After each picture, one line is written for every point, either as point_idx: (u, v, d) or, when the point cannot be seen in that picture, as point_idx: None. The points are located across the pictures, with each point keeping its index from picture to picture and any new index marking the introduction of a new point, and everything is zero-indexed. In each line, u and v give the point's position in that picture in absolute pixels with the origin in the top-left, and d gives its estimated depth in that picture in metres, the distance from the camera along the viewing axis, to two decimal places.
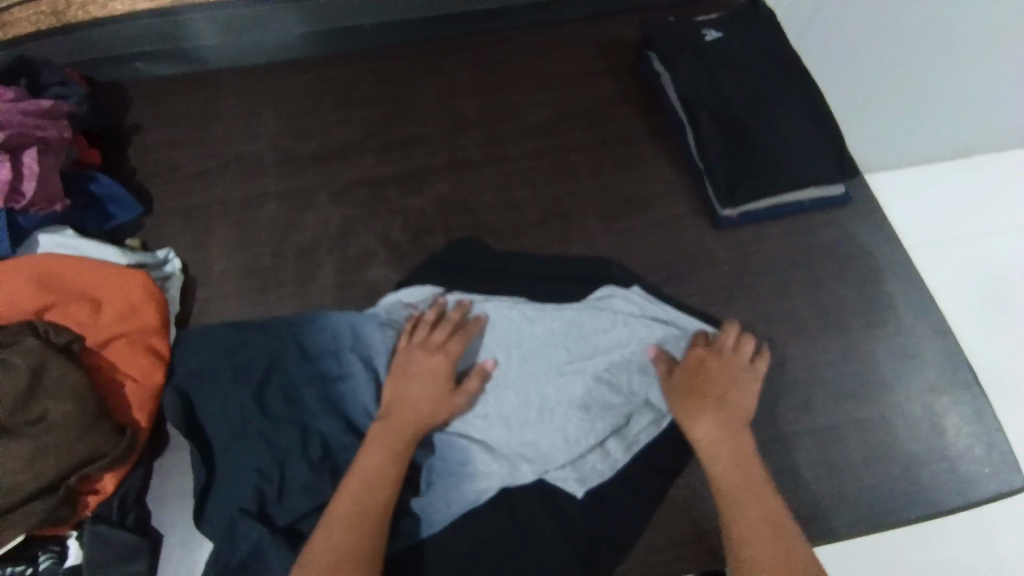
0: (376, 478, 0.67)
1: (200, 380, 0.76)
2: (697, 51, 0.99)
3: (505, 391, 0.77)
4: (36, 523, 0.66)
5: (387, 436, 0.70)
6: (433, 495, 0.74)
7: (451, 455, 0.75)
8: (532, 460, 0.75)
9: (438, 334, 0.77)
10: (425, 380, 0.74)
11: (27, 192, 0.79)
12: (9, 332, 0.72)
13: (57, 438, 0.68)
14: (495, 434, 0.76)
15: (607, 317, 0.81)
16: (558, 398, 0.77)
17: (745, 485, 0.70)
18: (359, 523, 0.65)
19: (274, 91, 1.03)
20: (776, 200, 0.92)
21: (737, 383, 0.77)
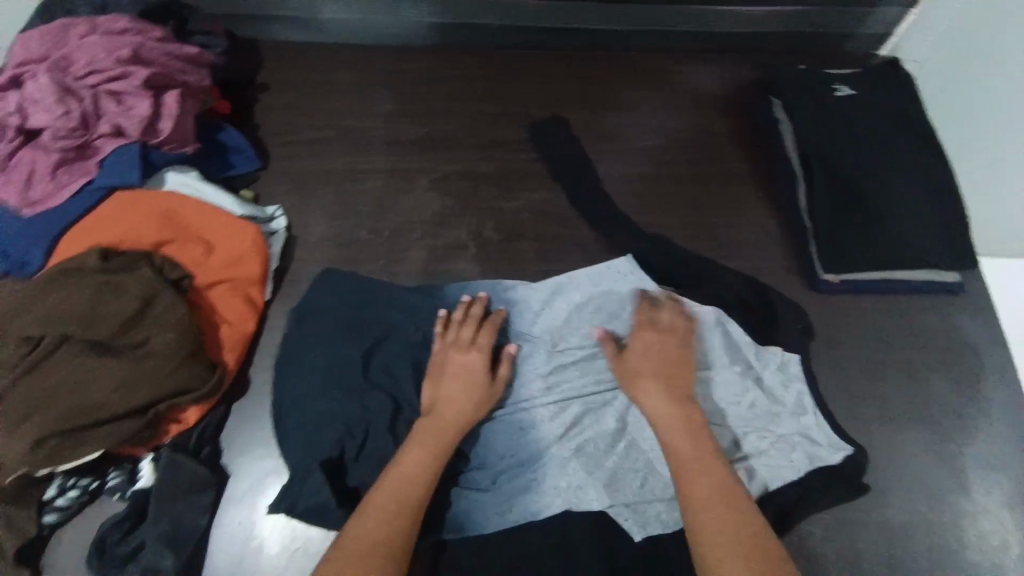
0: (418, 476, 0.67)
1: (322, 325, 0.82)
2: (828, 105, 0.96)
3: (603, 415, 0.80)
4: (119, 440, 0.70)
5: (430, 434, 0.71)
6: (494, 497, 0.77)
7: (523, 467, 0.79)
8: (601, 490, 0.77)
9: (466, 331, 0.79)
10: (456, 366, 0.77)
11: (165, 131, 0.83)
12: (126, 258, 0.76)
13: (154, 365, 0.72)
14: (576, 451, 0.79)
15: (728, 356, 0.82)
16: (653, 442, 0.79)
17: (707, 489, 0.65)
18: (394, 521, 0.63)
19: (394, 73, 1.06)
20: (880, 274, 0.88)
21: (664, 367, 0.76)
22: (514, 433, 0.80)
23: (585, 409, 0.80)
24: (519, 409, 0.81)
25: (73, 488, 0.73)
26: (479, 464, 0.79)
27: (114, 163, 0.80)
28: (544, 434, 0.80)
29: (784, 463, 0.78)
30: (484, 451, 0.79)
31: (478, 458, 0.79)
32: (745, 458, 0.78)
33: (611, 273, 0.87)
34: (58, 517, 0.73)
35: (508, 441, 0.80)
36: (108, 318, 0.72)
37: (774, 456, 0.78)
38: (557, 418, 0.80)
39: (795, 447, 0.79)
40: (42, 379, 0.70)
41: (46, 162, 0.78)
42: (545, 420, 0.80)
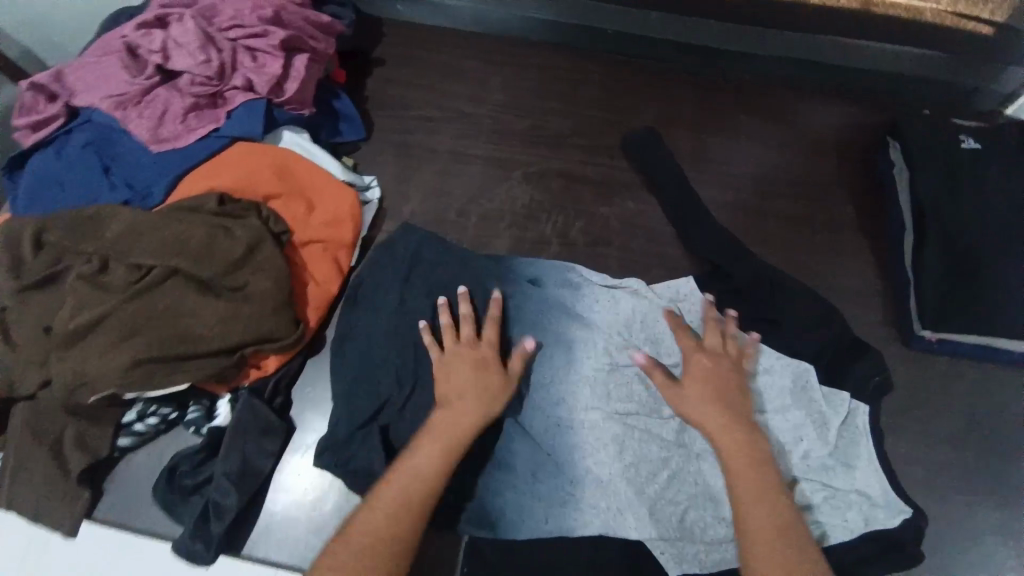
0: (427, 475, 0.63)
1: (389, 291, 0.82)
2: (950, 157, 0.91)
3: (649, 438, 0.78)
4: (205, 376, 0.72)
5: (442, 432, 0.67)
6: (527, 507, 0.76)
7: (559, 477, 0.77)
8: (639, 519, 0.74)
9: (467, 329, 0.77)
10: (468, 361, 0.74)
11: (289, 91, 0.86)
12: (238, 206, 0.80)
13: (249, 310, 0.75)
14: (618, 471, 0.76)
15: (787, 397, 0.79)
16: (694, 478, 0.77)
17: (770, 527, 0.61)
18: (406, 518, 0.60)
19: (506, 65, 1.07)
20: (980, 340, 0.83)
21: (725, 386, 0.73)
22: (555, 440, 0.78)
23: (633, 428, 0.78)
24: (565, 413, 0.79)
25: (153, 415, 0.77)
26: (515, 464, 0.78)
27: (241, 116, 0.84)
28: (586, 449, 0.77)
29: (835, 520, 0.74)
30: (524, 450, 0.78)
31: (516, 458, 0.78)
32: None
33: (674, 290, 0.86)
34: (132, 441, 0.78)
35: (548, 445, 0.78)
36: (214, 258, 0.75)
37: (826, 515, 0.74)
38: (601, 433, 0.78)
39: (852, 510, 0.75)
40: (147, 305, 0.73)
41: (179, 105, 0.83)
42: (592, 432, 0.78)
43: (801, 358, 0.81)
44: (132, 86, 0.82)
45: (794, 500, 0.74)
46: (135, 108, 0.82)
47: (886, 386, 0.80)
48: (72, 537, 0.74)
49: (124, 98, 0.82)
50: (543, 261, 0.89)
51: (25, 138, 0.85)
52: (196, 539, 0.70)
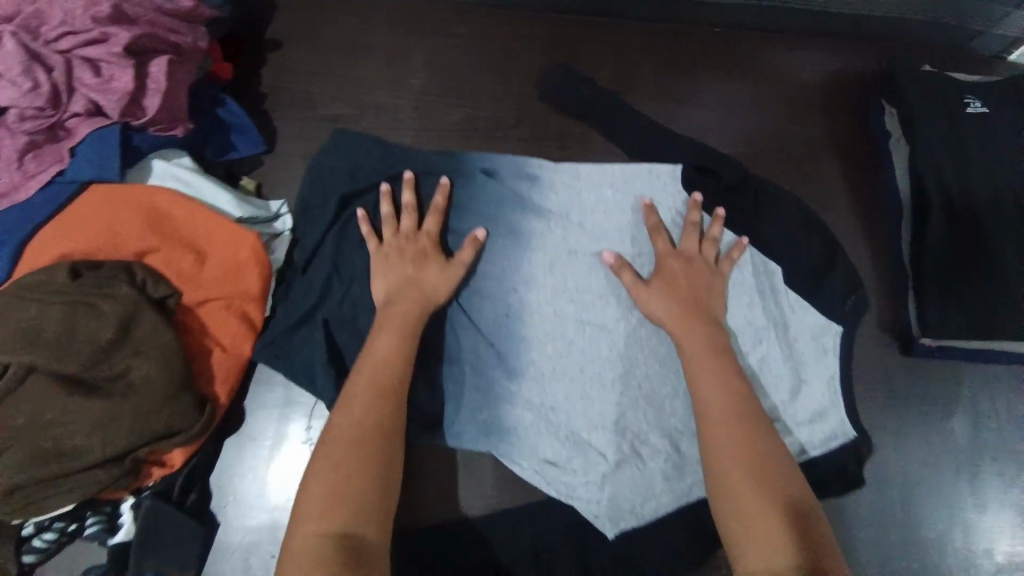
0: (390, 364, 0.61)
1: (328, 191, 0.74)
2: (954, 124, 0.79)
3: (601, 334, 0.71)
4: (95, 490, 0.60)
5: (397, 315, 0.64)
6: (456, 407, 0.71)
7: (495, 375, 0.71)
8: (572, 421, 0.70)
9: (406, 223, 0.70)
10: (409, 257, 0.68)
11: (150, 110, 0.68)
12: (101, 272, 0.64)
13: (136, 404, 0.62)
14: (561, 369, 0.71)
15: (756, 295, 0.72)
16: (642, 384, 0.71)
17: (724, 409, 0.59)
18: (379, 402, 0.59)
19: (429, 35, 0.88)
20: (987, 343, 0.74)
21: (698, 290, 0.68)
22: (499, 332, 0.71)
23: (584, 326, 0.72)
24: (513, 307, 0.72)
25: (47, 531, 0.63)
26: (452, 356, 0.71)
27: (90, 151, 0.66)
28: (531, 342, 0.71)
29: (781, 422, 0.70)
30: (464, 345, 0.71)
31: (453, 357, 0.71)
32: None
33: (653, 178, 0.75)
34: (37, 556, 0.65)
35: (490, 338, 0.71)
36: (81, 348, 0.61)
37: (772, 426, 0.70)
38: (550, 326, 0.72)
39: (798, 416, 0.71)
40: (6, 421, 0.59)
41: (9, 147, 0.64)
42: (542, 329, 0.72)
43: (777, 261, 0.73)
44: None
45: None
46: None
47: (865, 306, 0.74)
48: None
49: None
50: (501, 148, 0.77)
51: None
52: None
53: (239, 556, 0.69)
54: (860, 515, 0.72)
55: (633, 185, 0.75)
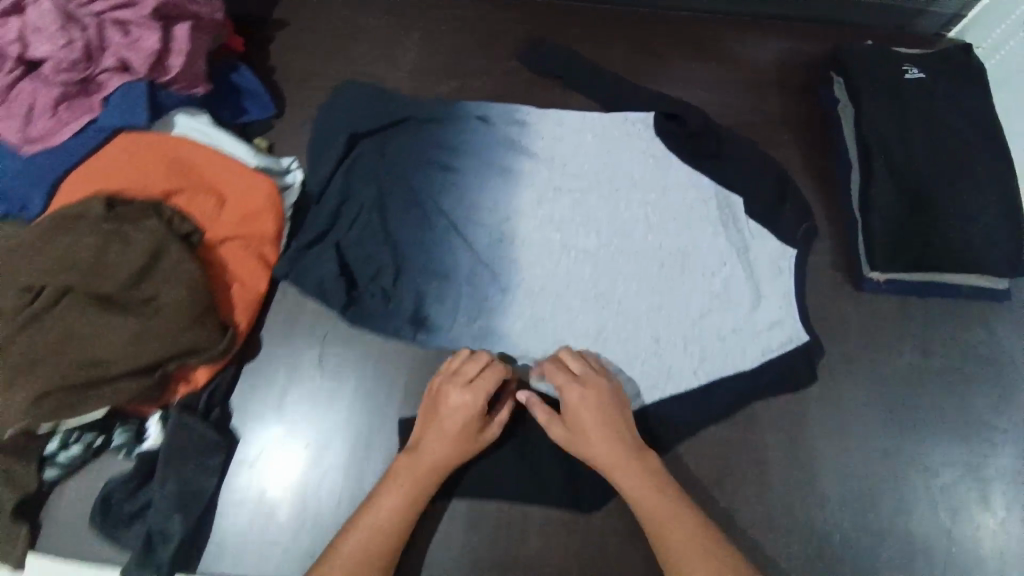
0: (462, 433, 0.70)
1: (342, 132, 0.86)
2: (893, 88, 0.88)
3: (584, 257, 0.84)
4: (127, 400, 0.67)
5: (408, 479, 0.68)
6: (457, 317, 0.81)
7: (490, 289, 0.82)
8: (559, 327, 0.81)
9: (469, 366, 0.73)
10: (453, 405, 0.71)
11: (174, 68, 0.75)
12: (132, 207, 0.71)
13: (163, 322, 0.68)
14: (548, 284, 0.83)
15: (716, 224, 0.85)
16: (621, 298, 0.82)
17: (669, 512, 0.66)
18: (421, 480, 0.68)
19: (424, 19, 0.98)
20: (928, 275, 0.83)
21: (604, 406, 0.72)
22: (494, 252, 0.84)
23: (569, 250, 0.85)
24: (508, 232, 0.85)
25: (77, 442, 0.71)
26: (453, 272, 0.82)
27: (120, 102, 0.73)
28: (522, 262, 0.84)
29: (743, 329, 0.81)
30: (462, 265, 0.83)
31: (453, 274, 0.82)
32: (703, 331, 0.80)
33: (629, 125, 0.90)
34: (58, 473, 0.72)
35: (488, 259, 0.84)
36: (115, 271, 0.68)
37: (734, 333, 0.80)
38: (540, 248, 0.84)
39: (760, 325, 0.81)
40: (43, 332, 0.65)
41: (47, 96, 0.71)
42: (530, 251, 0.84)
43: (731, 194, 0.87)
44: None
45: (700, 306, 0.81)
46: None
47: (811, 233, 0.86)
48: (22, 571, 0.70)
49: None
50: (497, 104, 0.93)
51: None
52: (144, 568, 0.66)
53: (257, 468, 0.74)
54: (822, 433, 0.79)
55: (608, 133, 0.90)
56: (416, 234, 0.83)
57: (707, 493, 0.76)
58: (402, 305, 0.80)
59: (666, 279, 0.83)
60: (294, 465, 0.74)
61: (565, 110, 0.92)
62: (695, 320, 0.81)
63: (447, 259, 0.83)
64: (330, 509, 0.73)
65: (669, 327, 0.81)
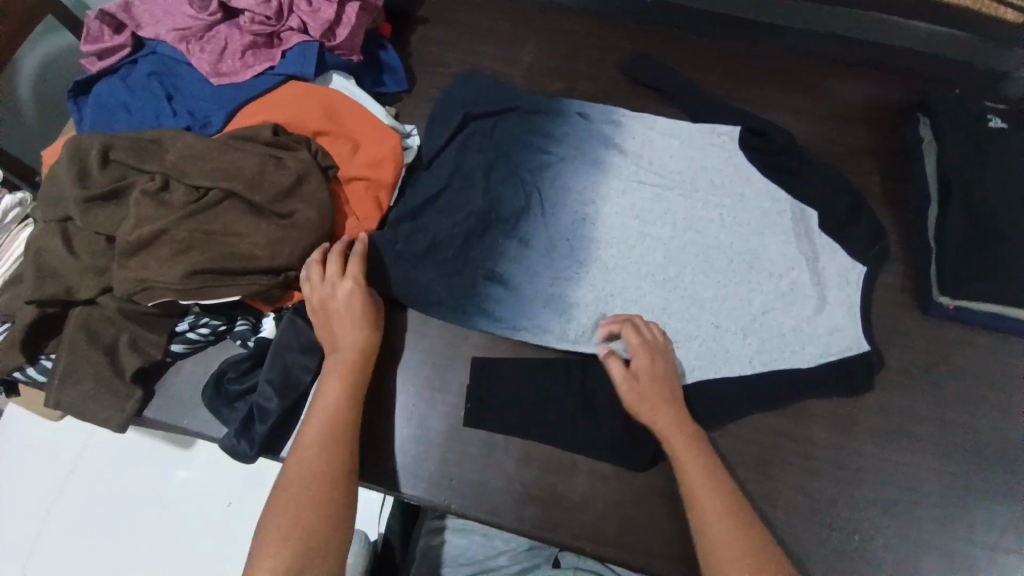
0: (359, 348, 0.77)
1: (459, 111, 0.99)
2: (976, 134, 0.93)
3: (657, 244, 0.92)
4: (253, 292, 0.79)
5: (338, 372, 0.74)
6: (535, 282, 0.89)
7: (566, 259, 0.91)
8: (625, 303, 0.88)
9: (331, 267, 0.80)
10: (338, 305, 0.78)
11: (340, 37, 0.91)
12: (290, 138, 0.85)
13: (296, 234, 0.80)
14: (620, 263, 0.90)
15: (788, 234, 0.91)
16: (686, 285, 0.89)
17: (720, 503, 0.66)
18: (345, 408, 0.72)
19: (543, 29, 1.11)
20: (1003, 311, 0.84)
21: (665, 375, 0.78)
22: (576, 229, 0.93)
23: (643, 236, 0.92)
24: (590, 212, 0.94)
25: (204, 326, 0.83)
26: (535, 240, 0.92)
27: (295, 56, 0.90)
28: (599, 240, 0.92)
29: (803, 333, 0.85)
30: (544, 236, 0.92)
31: (535, 242, 0.92)
32: (763, 327, 0.86)
33: (714, 136, 0.98)
34: (182, 348, 0.84)
35: (569, 233, 0.92)
36: (267, 185, 0.80)
37: (795, 335, 0.85)
38: (617, 231, 0.93)
39: (821, 332, 0.85)
40: (204, 224, 0.79)
41: (239, 42, 0.90)
42: (608, 232, 0.93)
43: (807, 208, 0.92)
44: (197, 22, 0.91)
45: (763, 306, 0.87)
46: (198, 43, 0.91)
47: (880, 255, 0.90)
48: (124, 431, 0.80)
49: (188, 32, 0.91)
50: (596, 104, 1.04)
51: (92, 65, 0.93)
52: (241, 440, 0.76)
53: None
54: (872, 440, 0.82)
55: (697, 140, 0.98)
56: (511, 204, 0.94)
57: (752, 474, 0.80)
58: (488, 262, 0.90)
59: (731, 275, 0.89)
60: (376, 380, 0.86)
61: (658, 116, 1.02)
62: (757, 316, 0.86)
63: (535, 228, 0.93)
64: (398, 422, 0.84)
65: (731, 318, 0.86)
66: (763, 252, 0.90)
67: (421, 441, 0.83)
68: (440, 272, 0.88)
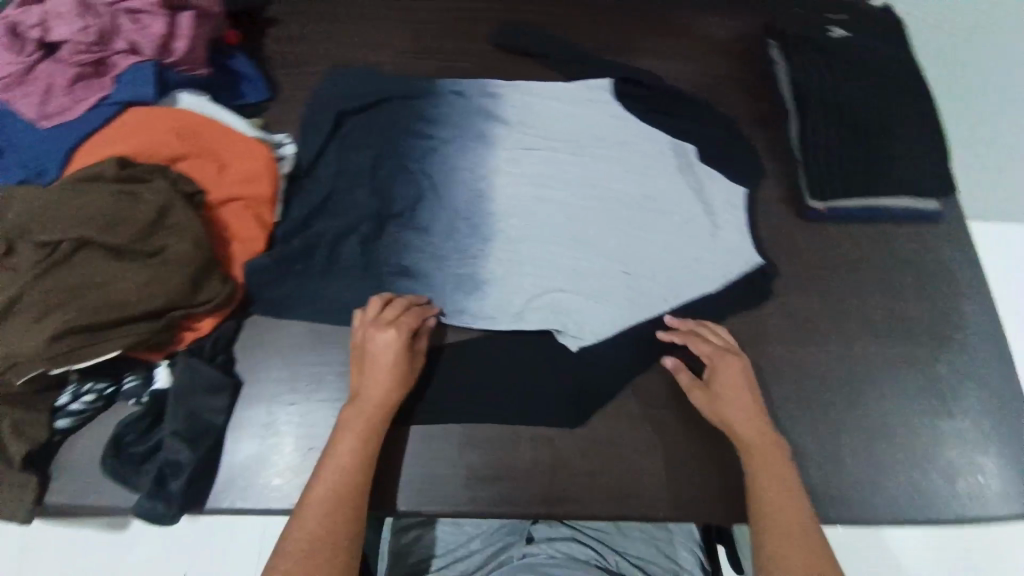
0: (384, 391, 0.73)
1: (330, 110, 0.94)
2: (821, 44, 0.99)
3: (558, 205, 0.92)
4: (134, 342, 0.72)
5: (361, 422, 0.71)
6: (445, 267, 0.88)
7: (471, 239, 0.89)
8: (537, 269, 0.88)
9: (388, 312, 0.78)
10: (378, 350, 0.75)
11: (178, 50, 0.84)
12: (141, 169, 0.77)
13: (170, 270, 0.74)
14: (525, 231, 0.90)
15: (676, 170, 0.94)
16: (593, 239, 0.90)
17: (780, 491, 0.69)
18: (362, 455, 0.70)
19: (403, 11, 1.08)
20: (867, 202, 0.93)
21: (743, 382, 0.79)
22: (475, 206, 0.91)
23: (542, 200, 0.92)
24: (486, 187, 0.93)
25: (88, 393, 0.75)
26: (437, 226, 0.90)
27: (130, 79, 0.82)
28: (499, 212, 0.91)
29: (707, 261, 0.89)
30: (444, 220, 0.90)
31: (436, 228, 0.90)
32: (670, 264, 0.88)
33: (590, 90, 0.99)
34: (69, 423, 0.75)
35: (469, 212, 0.91)
36: (125, 225, 0.73)
37: (699, 265, 0.88)
38: (516, 200, 0.92)
39: (722, 256, 0.89)
40: (61, 281, 0.71)
41: (64, 77, 0.80)
42: (507, 204, 0.92)
43: (687, 142, 0.96)
44: (14, 66, 0.79)
45: (666, 244, 0.90)
46: (20, 90, 0.80)
47: (758, 174, 0.96)
48: (32, 522, 0.74)
49: (8, 79, 0.80)
50: (470, 79, 1.02)
51: None
52: (157, 501, 0.71)
53: (262, 405, 0.81)
54: (782, 345, 0.88)
55: (575, 97, 0.99)
56: (405, 195, 0.91)
57: (680, 403, 0.85)
58: (394, 259, 0.88)
59: (632, 220, 0.91)
60: (296, 403, 0.81)
61: (534, 81, 1.01)
62: (662, 255, 0.89)
63: (433, 214, 0.91)
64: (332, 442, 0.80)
65: (639, 262, 0.89)
66: (657, 193, 0.93)
67: None
68: (345, 280, 0.85)
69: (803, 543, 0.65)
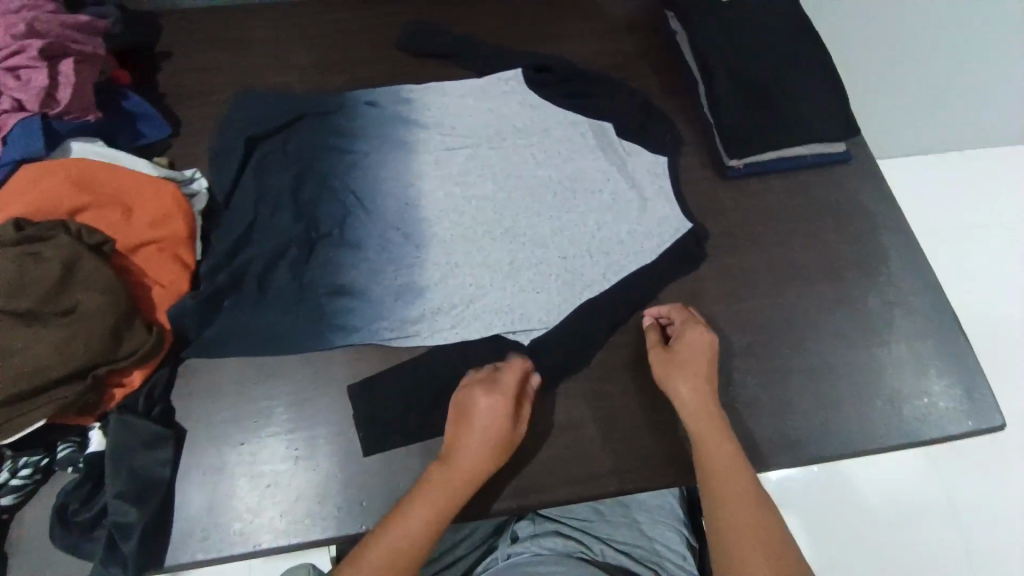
0: (479, 458, 0.72)
1: (238, 137, 0.91)
2: (717, 9, 1.02)
3: (486, 201, 0.92)
4: (61, 407, 0.68)
5: (444, 490, 0.70)
6: (381, 279, 0.86)
7: (403, 247, 0.88)
8: (473, 267, 0.88)
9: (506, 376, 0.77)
10: (484, 416, 0.74)
11: (64, 100, 0.79)
12: (40, 227, 0.73)
13: (88, 326, 0.70)
14: (457, 231, 0.90)
15: (596, 150, 0.95)
16: (525, 229, 0.90)
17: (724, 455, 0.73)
18: (431, 521, 0.68)
19: (303, 27, 1.05)
20: (779, 153, 0.97)
21: (708, 357, 0.81)
22: (403, 214, 0.90)
23: (470, 199, 0.92)
24: (413, 194, 0.92)
25: (24, 467, 0.71)
26: (366, 240, 0.88)
27: (17, 137, 0.78)
28: (427, 217, 0.90)
29: (637, 233, 0.90)
30: (373, 233, 0.89)
31: (366, 242, 0.88)
32: (603, 241, 0.90)
33: (502, 82, 0.99)
34: (13, 500, 0.71)
35: (399, 220, 0.90)
36: (31, 287, 0.69)
37: (631, 237, 0.90)
38: (444, 202, 0.92)
39: (652, 225, 0.91)
40: None
41: None
42: (435, 207, 0.91)
43: (603, 121, 0.97)
44: None
45: (597, 222, 0.91)
46: None
47: (675, 141, 0.98)
48: None
49: None
50: (382, 88, 1.00)
51: None
52: (112, 566, 0.68)
53: (210, 450, 0.78)
54: (722, 303, 0.90)
55: (488, 91, 0.99)
56: (330, 213, 0.89)
57: (632, 374, 0.86)
58: (327, 279, 0.85)
59: (560, 204, 0.92)
60: (246, 441, 0.79)
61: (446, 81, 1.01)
62: (594, 233, 0.90)
63: (361, 227, 0.89)
64: (290, 474, 0.77)
65: (573, 244, 0.90)
66: (581, 173, 0.94)
67: (320, 481, 0.78)
68: (279, 308, 0.83)
69: (751, 498, 0.70)
